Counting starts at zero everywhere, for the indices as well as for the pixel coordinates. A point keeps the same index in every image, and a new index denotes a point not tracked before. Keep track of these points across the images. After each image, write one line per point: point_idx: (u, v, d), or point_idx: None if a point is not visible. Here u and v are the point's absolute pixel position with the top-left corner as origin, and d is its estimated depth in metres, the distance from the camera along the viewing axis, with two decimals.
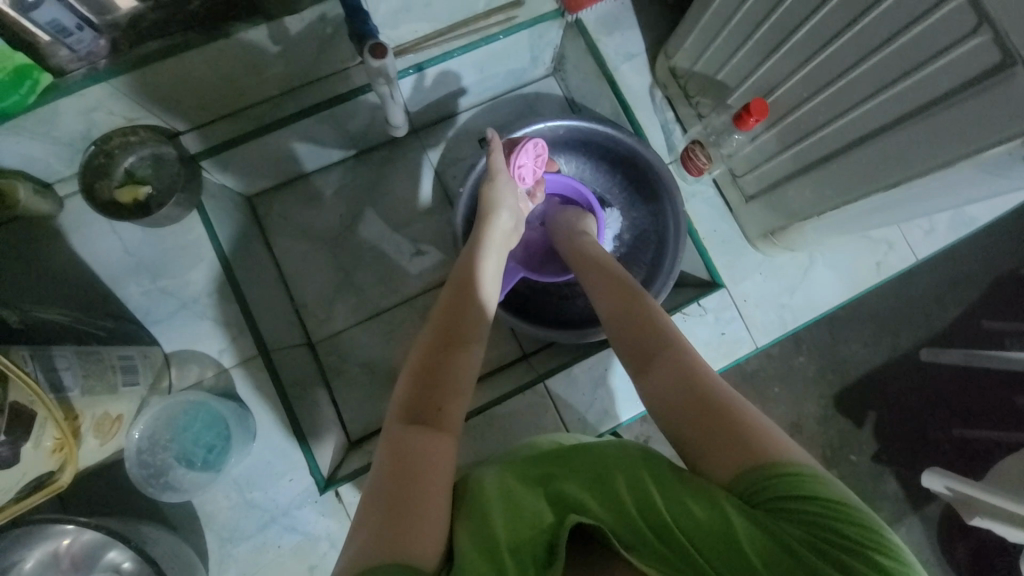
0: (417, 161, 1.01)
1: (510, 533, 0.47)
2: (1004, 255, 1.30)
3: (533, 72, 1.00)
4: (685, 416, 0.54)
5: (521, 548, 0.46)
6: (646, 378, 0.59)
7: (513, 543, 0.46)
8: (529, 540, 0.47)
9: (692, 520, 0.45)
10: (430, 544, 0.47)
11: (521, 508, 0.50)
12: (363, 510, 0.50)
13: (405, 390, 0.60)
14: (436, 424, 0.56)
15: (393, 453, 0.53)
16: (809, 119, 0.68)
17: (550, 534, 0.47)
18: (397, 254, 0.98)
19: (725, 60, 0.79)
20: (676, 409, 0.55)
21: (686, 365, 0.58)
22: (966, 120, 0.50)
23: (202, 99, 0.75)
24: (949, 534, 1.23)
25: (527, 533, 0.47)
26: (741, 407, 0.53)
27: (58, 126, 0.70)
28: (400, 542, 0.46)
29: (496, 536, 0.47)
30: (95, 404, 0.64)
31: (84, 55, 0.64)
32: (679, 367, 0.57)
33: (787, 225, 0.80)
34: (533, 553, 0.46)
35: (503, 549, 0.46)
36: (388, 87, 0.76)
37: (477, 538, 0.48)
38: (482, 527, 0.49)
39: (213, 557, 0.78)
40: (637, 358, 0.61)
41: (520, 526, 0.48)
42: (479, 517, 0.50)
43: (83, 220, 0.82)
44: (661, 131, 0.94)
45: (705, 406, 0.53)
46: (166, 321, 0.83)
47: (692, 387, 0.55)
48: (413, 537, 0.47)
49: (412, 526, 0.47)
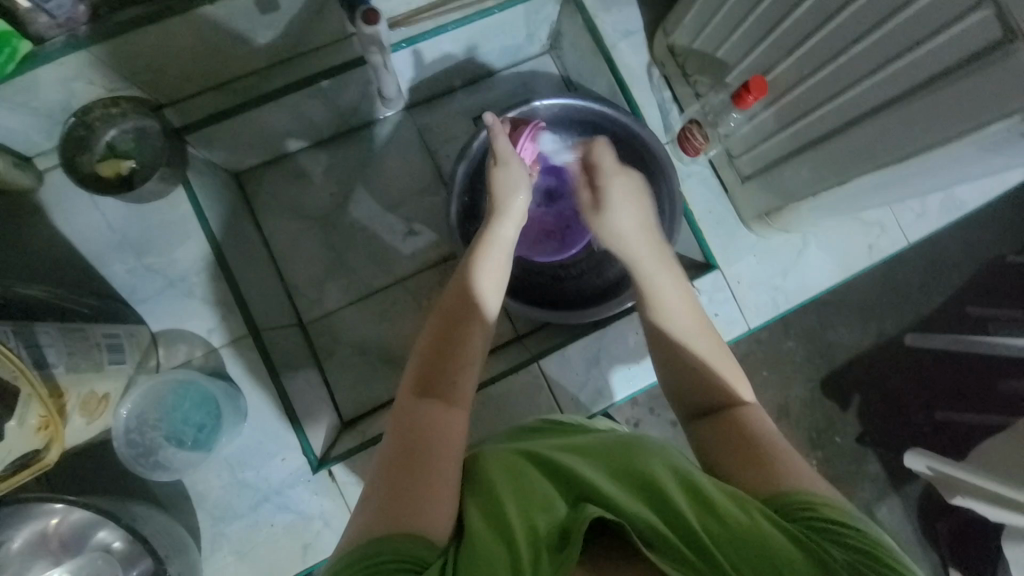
0: (409, 140, 0.99)
1: (528, 525, 0.46)
2: (990, 242, 1.31)
3: (529, 49, 0.98)
4: (731, 450, 0.56)
5: (536, 537, 0.45)
6: (704, 427, 0.59)
7: (531, 537, 0.45)
8: (546, 532, 0.45)
9: (712, 514, 0.46)
10: (441, 517, 0.48)
11: (536, 497, 0.49)
12: (374, 479, 0.51)
13: (414, 369, 0.61)
14: (448, 397, 0.58)
15: (405, 425, 0.54)
16: (809, 97, 0.68)
17: (565, 525, 0.46)
18: (389, 234, 0.97)
19: (725, 37, 0.78)
20: (729, 451, 0.56)
21: (747, 418, 0.58)
22: (968, 97, 0.50)
23: (186, 70, 0.72)
24: (928, 513, 1.26)
25: (544, 524, 0.46)
26: (786, 450, 0.55)
27: (36, 97, 0.67)
28: (412, 514, 0.47)
29: (512, 525, 0.46)
30: (81, 382, 0.63)
31: (64, 22, 0.61)
32: (740, 419, 0.58)
33: (781, 205, 0.80)
34: (548, 542, 0.44)
35: (518, 537, 0.45)
36: (379, 55, 0.73)
37: (489, 521, 0.48)
38: (493, 514, 0.48)
39: (206, 536, 0.77)
40: (686, 390, 0.63)
41: (536, 517, 0.46)
42: (490, 504, 0.50)
43: (64, 195, 0.79)
44: (658, 109, 0.92)
45: (751, 446, 0.55)
46: (152, 299, 0.81)
47: (741, 428, 0.57)
48: (426, 507, 0.48)
49: (421, 502, 0.48)
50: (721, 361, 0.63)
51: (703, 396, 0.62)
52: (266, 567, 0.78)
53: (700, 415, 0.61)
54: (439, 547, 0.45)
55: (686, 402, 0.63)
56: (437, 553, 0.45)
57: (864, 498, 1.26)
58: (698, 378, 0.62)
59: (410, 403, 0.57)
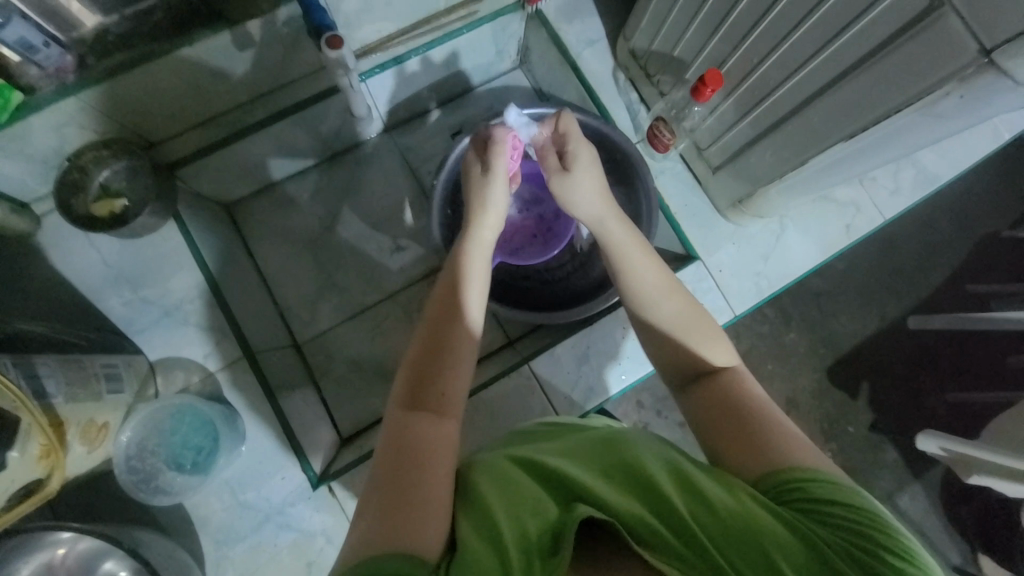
0: (392, 161, 1.02)
1: (519, 530, 0.46)
2: (979, 218, 1.32)
3: (500, 65, 1.02)
4: (719, 423, 0.56)
5: (528, 540, 0.46)
6: (694, 398, 0.60)
7: (522, 542, 0.45)
8: (538, 536, 0.46)
9: (708, 511, 0.46)
10: (436, 530, 0.48)
11: (527, 501, 0.49)
12: (368, 497, 0.51)
13: (402, 383, 0.61)
14: (441, 407, 0.58)
15: (398, 437, 0.55)
16: (763, 83, 0.71)
17: (557, 527, 0.46)
18: (378, 252, 0.99)
19: (680, 36, 0.82)
20: (719, 425, 0.56)
21: (737, 390, 0.58)
22: (907, 65, 0.52)
23: (172, 109, 0.76)
24: (950, 498, 1.24)
25: (535, 528, 0.47)
26: (777, 419, 0.55)
27: (31, 144, 0.71)
28: (407, 527, 0.47)
29: (504, 531, 0.47)
30: (80, 411, 0.65)
31: (52, 72, 0.65)
32: (729, 391, 0.58)
33: (752, 191, 0.82)
34: (540, 547, 0.45)
35: (510, 544, 0.45)
36: (347, 77, 0.77)
37: (481, 530, 0.48)
38: (486, 523, 0.48)
39: (209, 560, 0.78)
40: (674, 364, 0.64)
41: (527, 521, 0.47)
42: (481, 512, 0.50)
43: (61, 236, 0.83)
44: (627, 111, 0.96)
45: (736, 415, 0.56)
46: (149, 329, 0.84)
47: (729, 399, 0.58)
48: (419, 523, 0.47)
49: (415, 519, 0.48)
50: (708, 336, 0.64)
51: (688, 367, 0.62)
52: None
53: (687, 384, 0.62)
54: (431, 562, 0.45)
55: (674, 373, 0.64)
56: (430, 568, 0.44)
57: (883, 489, 1.24)
58: (682, 353, 0.63)
59: (399, 419, 0.57)
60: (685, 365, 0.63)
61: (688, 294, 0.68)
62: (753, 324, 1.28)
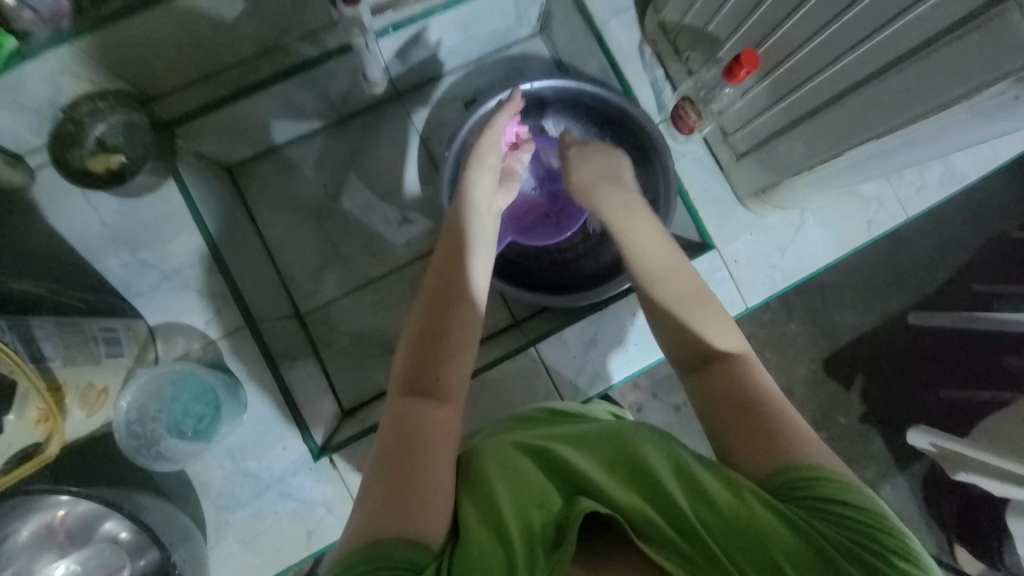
0: (401, 127, 0.98)
1: (522, 520, 0.46)
2: (994, 217, 1.30)
3: (519, 31, 0.96)
4: (724, 415, 0.55)
5: (531, 531, 0.45)
6: (699, 379, 0.59)
7: (525, 532, 0.45)
8: (541, 528, 0.46)
9: (712, 511, 0.45)
10: (439, 516, 0.47)
11: (532, 491, 0.49)
12: (367, 484, 0.50)
13: (401, 368, 0.59)
14: (439, 394, 0.57)
15: (396, 424, 0.54)
16: (802, 69, 0.67)
17: (561, 520, 0.46)
18: (384, 224, 0.97)
19: (716, 11, 0.77)
20: (723, 416, 0.55)
21: (746, 375, 0.57)
22: (959, 61, 0.49)
23: (171, 61, 0.71)
24: (932, 491, 1.26)
25: (539, 519, 0.46)
26: (784, 409, 0.54)
27: (22, 94, 0.67)
28: (407, 514, 0.46)
29: (508, 520, 0.46)
30: (79, 375, 0.64)
31: (47, 16, 0.60)
32: (737, 375, 0.57)
33: (776, 180, 0.79)
34: (545, 539, 0.45)
35: (513, 534, 0.45)
36: (362, 37, 0.71)
37: (484, 516, 0.47)
38: (490, 508, 0.48)
39: (212, 524, 0.79)
40: (677, 351, 0.62)
41: (530, 512, 0.47)
42: (486, 499, 0.49)
43: (58, 192, 0.79)
44: (651, 88, 0.92)
45: (747, 407, 0.54)
46: (149, 294, 0.82)
47: (736, 382, 0.57)
48: (419, 510, 0.47)
49: (416, 505, 0.47)
50: (713, 317, 0.63)
51: (692, 352, 0.61)
52: (273, 553, 0.79)
53: (691, 369, 0.60)
54: (434, 548, 0.45)
55: (679, 354, 0.62)
56: (433, 555, 0.44)
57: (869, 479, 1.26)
58: (686, 336, 0.61)
59: (399, 406, 0.55)
60: (690, 346, 0.61)
61: (694, 276, 0.68)
62: (755, 312, 1.27)
